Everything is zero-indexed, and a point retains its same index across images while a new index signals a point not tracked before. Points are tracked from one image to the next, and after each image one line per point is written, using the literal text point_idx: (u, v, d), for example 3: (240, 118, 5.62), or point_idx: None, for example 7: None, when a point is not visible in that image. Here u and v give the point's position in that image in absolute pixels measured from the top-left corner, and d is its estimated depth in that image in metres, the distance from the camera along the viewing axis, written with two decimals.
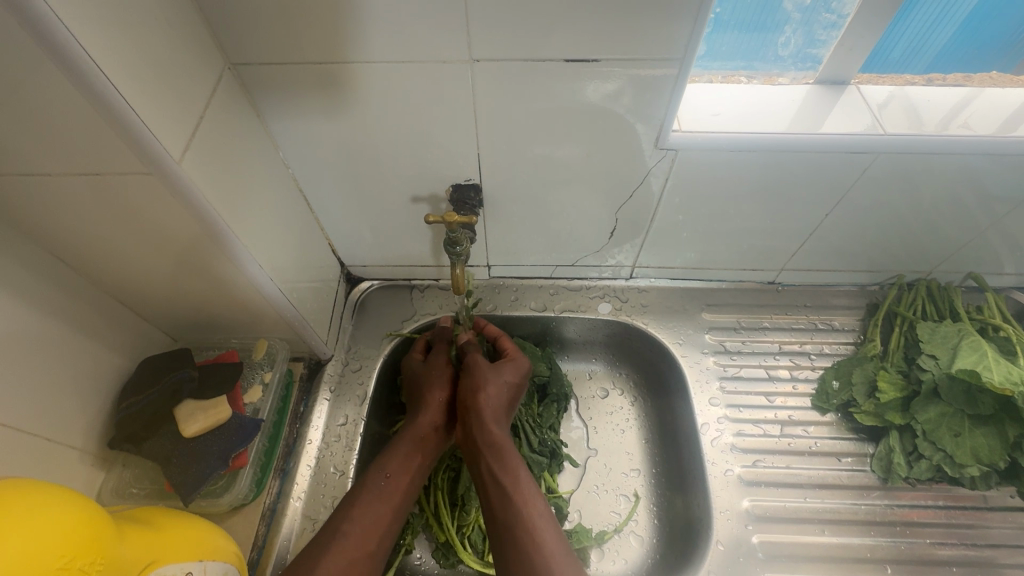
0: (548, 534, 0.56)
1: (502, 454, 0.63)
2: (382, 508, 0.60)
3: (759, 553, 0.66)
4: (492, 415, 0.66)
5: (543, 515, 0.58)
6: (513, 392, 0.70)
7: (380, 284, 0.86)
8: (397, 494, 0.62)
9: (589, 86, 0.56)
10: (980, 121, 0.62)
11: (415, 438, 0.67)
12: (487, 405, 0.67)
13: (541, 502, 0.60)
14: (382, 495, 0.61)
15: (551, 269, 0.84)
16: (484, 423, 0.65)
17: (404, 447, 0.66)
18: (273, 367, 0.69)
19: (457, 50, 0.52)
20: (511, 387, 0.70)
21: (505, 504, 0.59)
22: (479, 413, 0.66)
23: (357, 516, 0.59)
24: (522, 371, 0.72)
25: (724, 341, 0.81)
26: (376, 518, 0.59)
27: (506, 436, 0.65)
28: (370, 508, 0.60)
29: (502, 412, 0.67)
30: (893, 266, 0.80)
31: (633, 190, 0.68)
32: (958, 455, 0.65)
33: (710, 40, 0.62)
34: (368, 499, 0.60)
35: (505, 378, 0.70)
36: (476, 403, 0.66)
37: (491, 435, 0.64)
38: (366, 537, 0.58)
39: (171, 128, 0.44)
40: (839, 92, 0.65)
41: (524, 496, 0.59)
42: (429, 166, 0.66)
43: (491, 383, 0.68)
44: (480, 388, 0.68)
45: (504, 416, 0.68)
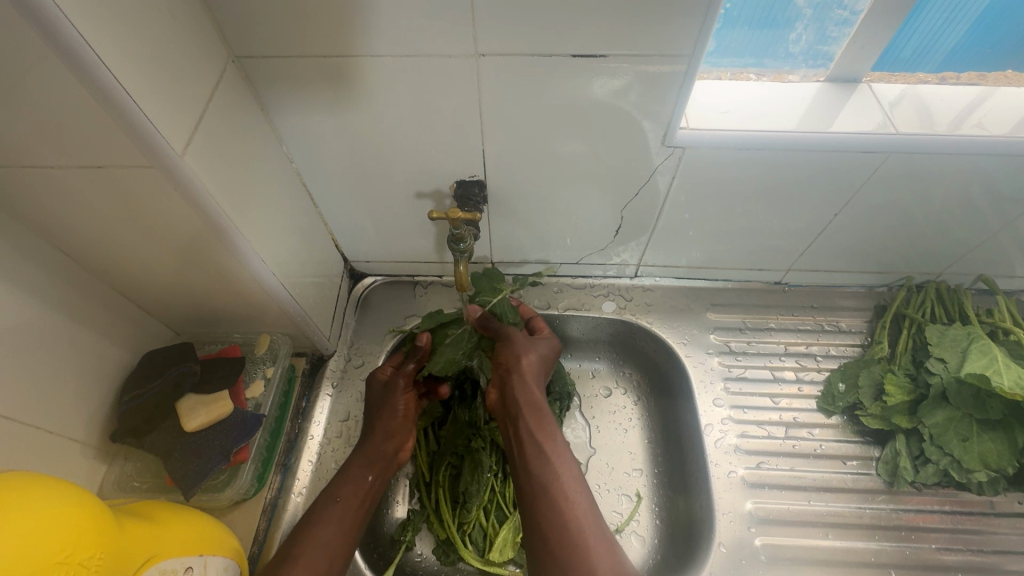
0: (580, 499, 0.58)
1: (545, 415, 0.65)
2: (334, 528, 0.59)
3: (762, 555, 0.65)
4: (535, 384, 0.68)
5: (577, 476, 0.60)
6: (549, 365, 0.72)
7: (383, 279, 0.86)
8: (349, 514, 0.61)
9: (595, 82, 0.55)
10: (994, 121, 0.61)
11: (366, 462, 0.65)
12: (528, 369, 0.68)
13: (575, 465, 0.61)
14: (332, 516, 0.60)
15: (556, 266, 0.83)
16: (528, 386, 0.66)
17: (356, 470, 0.65)
18: (275, 362, 0.68)
19: (462, 45, 0.52)
20: (545, 357, 0.72)
21: (542, 463, 0.60)
22: (525, 376, 0.67)
23: (306, 538, 0.58)
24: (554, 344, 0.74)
25: (729, 341, 0.80)
26: (324, 544, 0.58)
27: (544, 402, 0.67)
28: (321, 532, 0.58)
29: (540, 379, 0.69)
30: (902, 267, 0.79)
31: (638, 189, 0.68)
32: (964, 460, 0.64)
33: (719, 36, 0.62)
34: (321, 520, 0.59)
35: (542, 347, 0.71)
36: (523, 366, 0.68)
37: (533, 398, 0.65)
38: (317, 558, 0.57)
39: (174, 122, 0.44)
40: (851, 90, 0.64)
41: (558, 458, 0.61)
42: (433, 162, 0.65)
43: (535, 352, 0.70)
44: (527, 351, 0.69)
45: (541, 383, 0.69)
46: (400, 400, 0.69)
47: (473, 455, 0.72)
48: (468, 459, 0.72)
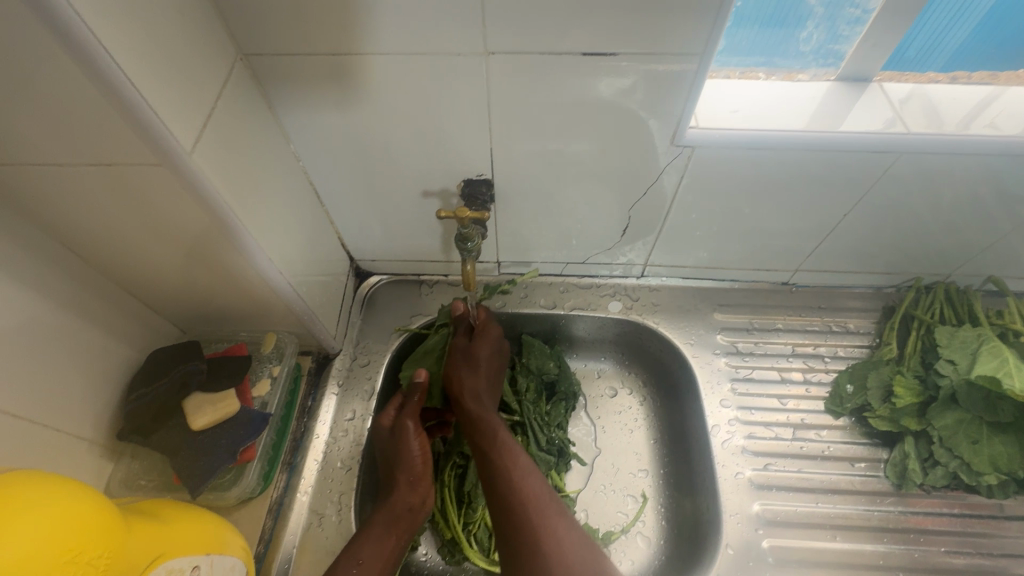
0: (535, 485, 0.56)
1: (489, 421, 0.63)
2: None
3: (769, 557, 0.65)
4: (473, 395, 0.66)
5: (531, 471, 0.58)
6: (491, 365, 0.71)
7: (388, 278, 0.86)
8: None
9: (605, 81, 0.55)
10: (1006, 121, 0.61)
11: (389, 520, 0.60)
12: (463, 386, 0.67)
13: (526, 458, 0.59)
14: None
15: (562, 266, 0.83)
16: (467, 398, 0.66)
17: (379, 529, 0.58)
18: (281, 361, 0.68)
19: (472, 43, 0.51)
20: (489, 362, 0.71)
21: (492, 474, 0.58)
22: (467, 390, 0.67)
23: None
24: (499, 344, 0.73)
25: (736, 342, 0.80)
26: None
27: (486, 408, 0.65)
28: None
29: (481, 386, 0.68)
30: (911, 267, 0.78)
31: (646, 189, 0.67)
32: (975, 463, 0.63)
33: (729, 35, 0.61)
34: None
35: (482, 353, 0.70)
36: (463, 381, 0.67)
37: (470, 411, 0.64)
38: None
39: (184, 120, 0.44)
40: (862, 89, 0.63)
41: (511, 458, 0.59)
42: (441, 161, 0.65)
43: (478, 361, 0.70)
44: (465, 367, 0.69)
45: (488, 392, 0.68)
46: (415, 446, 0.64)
47: None
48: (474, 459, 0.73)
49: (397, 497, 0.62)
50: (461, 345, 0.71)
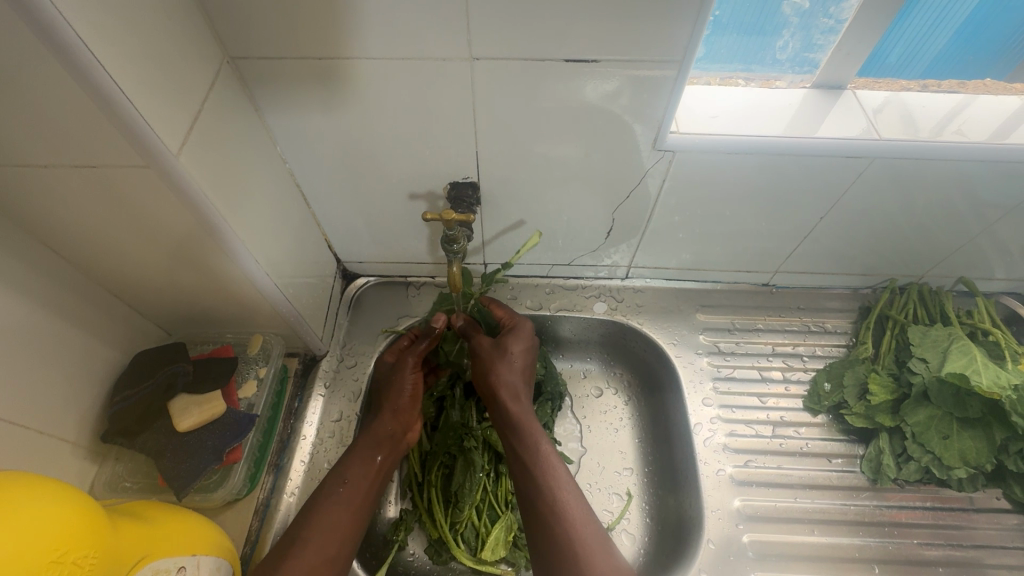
0: (573, 500, 0.59)
1: (529, 427, 0.64)
2: (341, 511, 0.61)
3: (750, 552, 0.66)
4: (514, 395, 0.67)
5: (571, 486, 0.60)
6: (525, 360, 0.70)
7: (376, 280, 0.86)
8: (356, 498, 0.62)
9: (588, 86, 0.56)
10: (973, 127, 0.63)
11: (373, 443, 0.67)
12: (503, 385, 0.67)
13: (564, 473, 0.61)
14: (340, 501, 0.61)
15: (548, 267, 0.84)
16: (507, 402, 0.66)
17: (365, 452, 0.66)
18: (268, 362, 0.68)
19: (457, 48, 0.52)
20: (523, 359, 0.69)
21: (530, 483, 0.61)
22: (506, 390, 0.67)
23: (317, 523, 0.59)
24: (531, 340, 0.71)
25: (718, 342, 0.82)
26: (334, 524, 0.59)
27: (527, 412, 0.66)
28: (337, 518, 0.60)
29: (520, 387, 0.68)
30: (885, 269, 0.81)
31: (630, 192, 0.69)
32: (945, 457, 0.65)
33: (708, 43, 0.63)
34: (327, 506, 0.60)
35: (515, 348, 0.69)
36: (501, 383, 0.67)
37: (511, 415, 0.65)
38: (326, 542, 0.58)
39: (169, 122, 0.44)
40: (836, 96, 0.65)
41: (551, 472, 0.61)
42: (427, 163, 0.65)
43: (516, 358, 0.69)
44: (501, 364, 0.68)
45: (525, 390, 0.68)
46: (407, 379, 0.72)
47: (466, 454, 0.74)
48: (461, 458, 0.73)
49: (379, 424, 0.69)
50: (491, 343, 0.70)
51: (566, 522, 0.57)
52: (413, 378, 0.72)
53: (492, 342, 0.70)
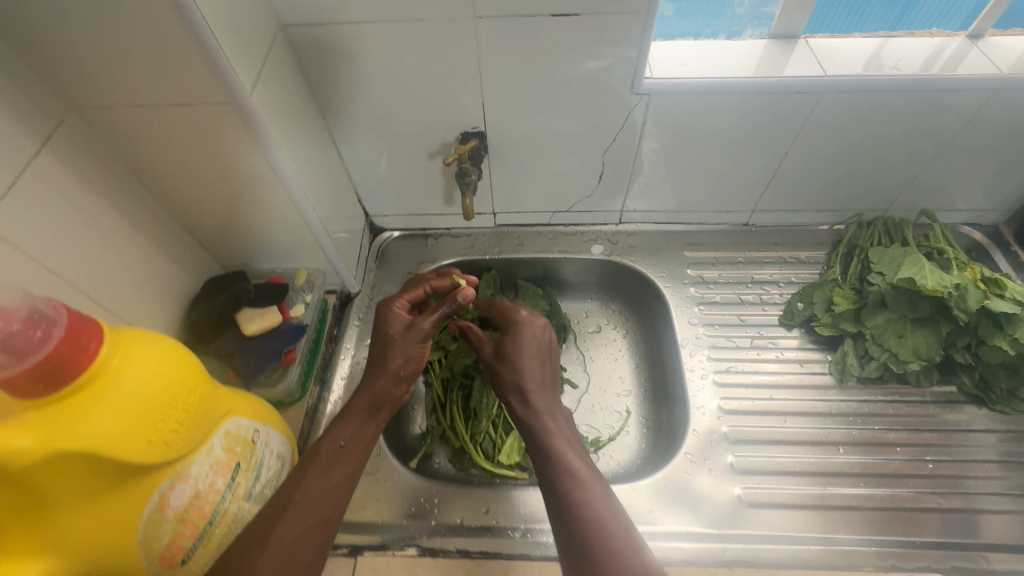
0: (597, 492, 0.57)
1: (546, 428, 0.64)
2: (337, 475, 0.59)
3: (729, 438, 0.75)
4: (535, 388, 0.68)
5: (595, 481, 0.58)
6: (541, 343, 0.72)
7: (399, 233, 0.99)
8: (351, 462, 0.61)
9: (577, 39, 0.66)
10: (909, 64, 0.73)
11: (371, 403, 0.65)
12: (526, 385, 0.68)
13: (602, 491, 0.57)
14: (333, 462, 0.60)
15: (550, 215, 0.96)
16: (518, 402, 0.67)
17: (361, 412, 0.64)
18: (312, 290, 0.79)
19: (464, 9, 0.63)
20: (539, 346, 0.72)
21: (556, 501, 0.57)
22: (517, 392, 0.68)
23: (309, 485, 0.57)
24: (534, 327, 0.74)
25: (702, 273, 0.92)
26: (329, 487, 0.57)
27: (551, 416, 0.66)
28: (321, 476, 0.58)
29: (535, 382, 0.69)
30: (852, 204, 0.91)
31: (614, 138, 0.80)
32: (900, 353, 0.74)
33: (677, 3, 0.74)
34: (319, 467, 0.59)
35: (522, 339, 0.72)
36: (512, 375, 0.69)
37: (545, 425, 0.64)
38: (318, 505, 0.56)
39: (246, 67, 0.56)
40: (791, 44, 0.76)
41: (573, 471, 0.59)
42: (442, 115, 0.77)
43: (515, 359, 0.70)
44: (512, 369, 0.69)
45: (542, 386, 0.69)
46: (416, 347, 0.69)
47: (480, 376, 0.88)
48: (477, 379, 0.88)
49: (378, 382, 0.67)
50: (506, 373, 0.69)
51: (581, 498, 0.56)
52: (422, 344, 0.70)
53: (496, 348, 0.73)
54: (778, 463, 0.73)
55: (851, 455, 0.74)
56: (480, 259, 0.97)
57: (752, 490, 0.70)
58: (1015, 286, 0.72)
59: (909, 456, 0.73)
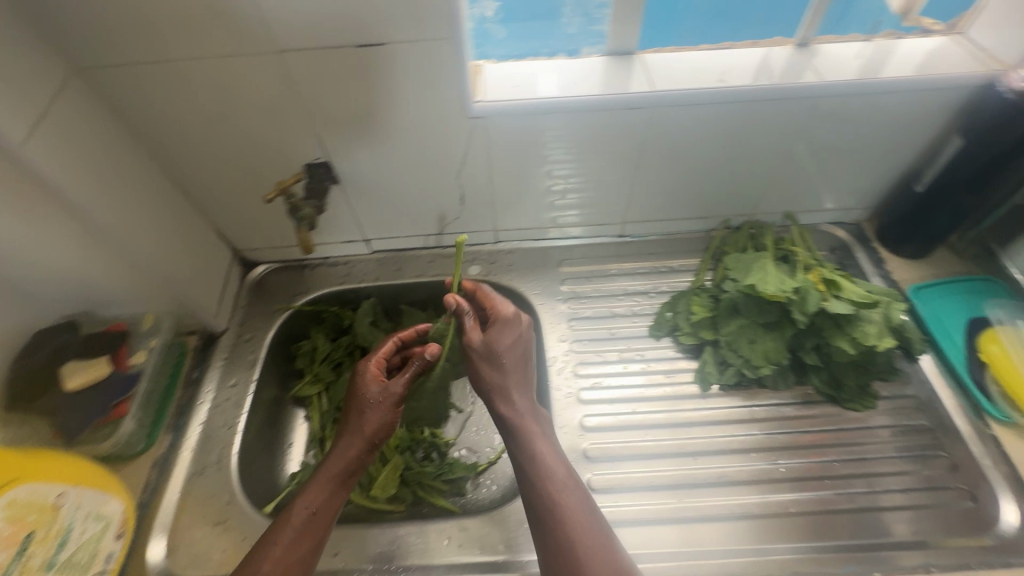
0: (581, 521, 0.59)
1: (540, 470, 0.62)
2: (303, 544, 0.60)
3: (587, 456, 0.74)
4: (506, 395, 0.67)
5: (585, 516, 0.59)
6: (523, 347, 0.69)
7: (274, 266, 0.97)
8: (309, 532, 0.61)
9: (392, 67, 0.66)
10: (735, 75, 0.74)
11: (339, 471, 0.66)
12: (494, 388, 0.67)
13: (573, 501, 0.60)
14: (298, 531, 0.61)
15: (424, 239, 0.95)
16: (504, 406, 0.66)
17: (335, 482, 0.65)
18: (157, 335, 0.78)
19: (265, 43, 0.62)
20: (518, 344, 0.69)
21: (539, 518, 0.60)
22: (492, 395, 0.67)
23: (275, 554, 0.59)
24: (517, 325, 0.70)
25: (577, 288, 0.92)
26: (291, 561, 0.59)
27: (524, 415, 0.66)
28: (288, 547, 0.60)
29: (518, 371, 0.68)
30: (717, 210, 0.93)
31: (462, 160, 0.79)
32: (751, 359, 0.75)
33: (507, 25, 0.74)
34: (285, 536, 0.60)
35: (500, 344, 0.68)
36: (478, 380, 0.68)
37: (513, 418, 0.66)
38: None
39: (15, 118, 0.53)
40: (625, 59, 0.77)
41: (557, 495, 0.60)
42: (280, 150, 0.75)
43: (498, 359, 0.67)
44: (486, 369, 0.67)
45: (509, 393, 0.67)
46: (373, 416, 0.68)
47: None
48: None
49: (347, 445, 0.67)
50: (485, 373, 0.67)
51: (559, 521, 0.59)
52: (382, 412, 0.69)
53: (482, 341, 0.68)
54: (637, 478, 0.72)
55: (709, 464, 0.73)
56: (357, 287, 0.95)
57: (607, 508, 0.70)
58: (852, 287, 0.73)
59: (765, 460, 0.74)
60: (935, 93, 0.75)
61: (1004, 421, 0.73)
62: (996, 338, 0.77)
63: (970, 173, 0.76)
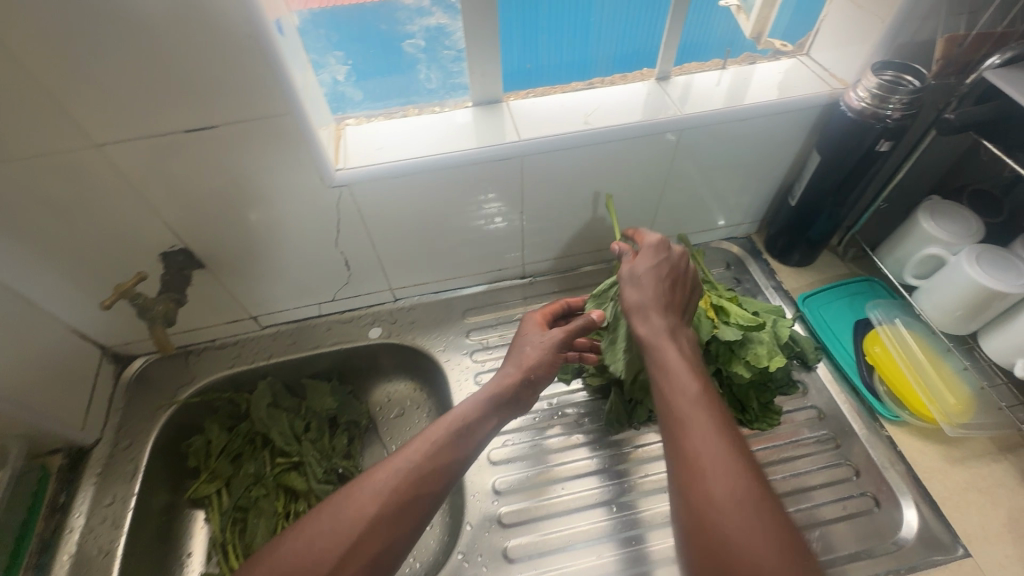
0: (714, 482, 0.46)
1: (668, 391, 0.53)
2: (355, 527, 0.54)
3: (502, 522, 0.71)
4: (644, 311, 0.61)
5: (716, 454, 0.48)
6: (661, 275, 0.63)
7: (155, 357, 0.89)
8: (362, 516, 0.55)
9: (231, 147, 0.61)
10: (599, 114, 0.74)
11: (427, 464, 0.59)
12: (631, 306, 0.62)
13: (717, 440, 0.48)
14: (352, 502, 0.56)
15: (317, 307, 0.89)
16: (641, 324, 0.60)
17: (418, 467, 0.58)
18: (4, 466, 0.68)
19: (77, 138, 0.56)
20: (657, 285, 0.62)
21: (688, 463, 0.48)
22: (634, 313, 0.61)
23: (323, 528, 0.54)
24: (662, 252, 0.65)
25: (483, 339, 0.90)
26: (343, 539, 0.53)
27: (659, 334, 0.58)
28: (330, 525, 0.54)
29: (662, 301, 0.61)
30: (614, 241, 0.93)
31: (337, 228, 0.75)
32: (655, 394, 0.75)
33: (363, 87, 0.72)
34: (329, 505, 0.56)
35: (641, 269, 0.63)
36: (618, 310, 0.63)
37: (660, 354, 0.57)
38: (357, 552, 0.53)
39: None
40: (492, 109, 0.76)
41: (683, 440, 0.50)
42: (126, 242, 0.68)
43: (646, 306, 0.61)
44: (647, 317, 0.60)
45: (673, 310, 0.61)
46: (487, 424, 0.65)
47: (255, 504, 0.80)
48: (251, 509, 0.80)
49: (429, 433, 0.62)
50: (632, 304, 0.62)
51: (690, 465, 0.48)
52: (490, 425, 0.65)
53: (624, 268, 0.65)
54: (556, 537, 0.69)
55: (627, 509, 0.71)
56: (250, 368, 0.89)
57: None
58: (738, 310, 0.74)
59: None
60: (789, 114, 0.78)
61: (893, 419, 0.75)
62: (878, 338, 0.80)
63: (832, 185, 0.80)
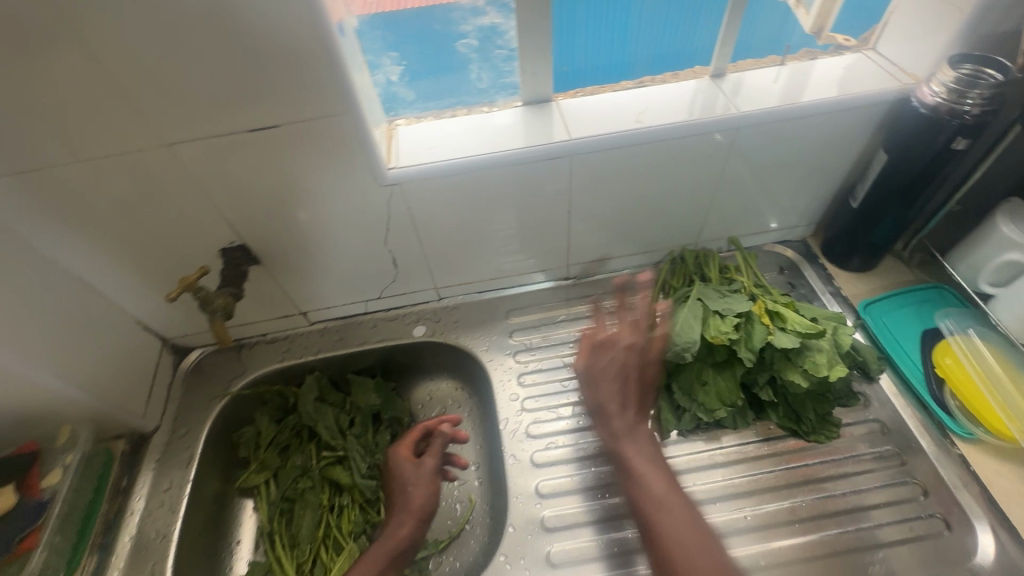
0: (682, 530, 0.56)
1: (637, 481, 0.60)
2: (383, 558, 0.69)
3: (546, 526, 0.70)
4: (613, 408, 0.65)
5: (686, 531, 0.56)
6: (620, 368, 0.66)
7: (209, 350, 0.92)
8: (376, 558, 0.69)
9: (292, 146, 0.63)
10: (652, 113, 0.73)
11: (393, 539, 0.71)
12: (602, 400, 0.65)
13: (679, 520, 0.57)
14: (374, 552, 0.70)
15: (364, 304, 0.91)
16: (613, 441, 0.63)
17: (413, 520, 0.73)
18: (74, 448, 0.71)
19: (151, 137, 0.59)
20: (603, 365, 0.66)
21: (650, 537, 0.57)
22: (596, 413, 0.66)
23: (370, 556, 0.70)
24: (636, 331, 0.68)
25: (526, 339, 0.89)
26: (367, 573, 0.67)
27: (630, 426, 0.64)
28: (375, 558, 0.69)
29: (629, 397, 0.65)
30: (661, 243, 0.91)
31: (388, 227, 0.76)
32: (706, 402, 0.72)
33: (415, 87, 0.72)
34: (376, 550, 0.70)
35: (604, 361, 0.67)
36: None
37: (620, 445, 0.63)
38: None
39: None
40: (542, 108, 0.75)
41: (653, 513, 0.58)
42: (189, 238, 0.71)
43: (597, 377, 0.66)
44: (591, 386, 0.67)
45: (632, 406, 0.65)
46: (424, 471, 0.76)
47: (302, 496, 0.82)
48: (297, 500, 0.82)
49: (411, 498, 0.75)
50: (593, 371, 0.66)
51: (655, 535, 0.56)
52: (427, 488, 0.75)
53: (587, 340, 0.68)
54: (601, 545, 0.68)
55: None
56: (299, 363, 0.91)
57: None
58: (796, 317, 0.71)
59: (732, 508, 0.70)
60: (853, 112, 0.74)
61: (966, 437, 0.70)
62: (949, 350, 0.75)
63: (900, 185, 0.75)
